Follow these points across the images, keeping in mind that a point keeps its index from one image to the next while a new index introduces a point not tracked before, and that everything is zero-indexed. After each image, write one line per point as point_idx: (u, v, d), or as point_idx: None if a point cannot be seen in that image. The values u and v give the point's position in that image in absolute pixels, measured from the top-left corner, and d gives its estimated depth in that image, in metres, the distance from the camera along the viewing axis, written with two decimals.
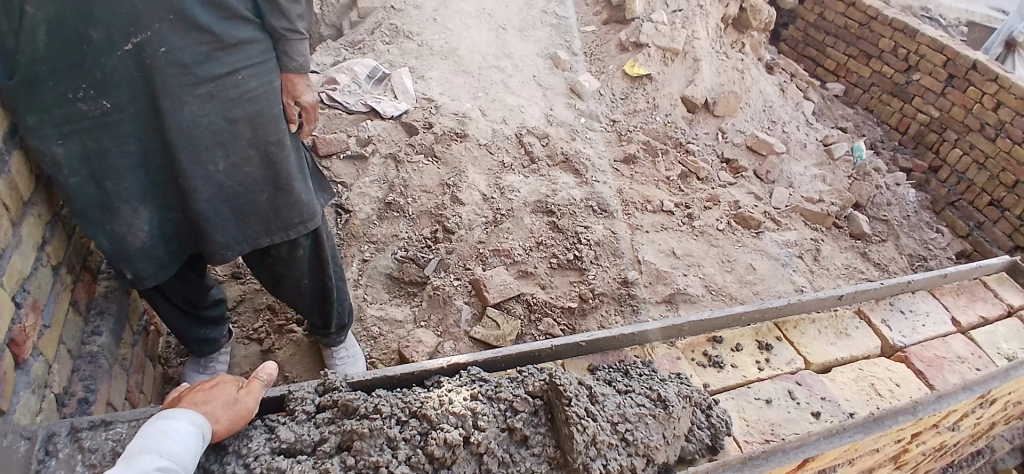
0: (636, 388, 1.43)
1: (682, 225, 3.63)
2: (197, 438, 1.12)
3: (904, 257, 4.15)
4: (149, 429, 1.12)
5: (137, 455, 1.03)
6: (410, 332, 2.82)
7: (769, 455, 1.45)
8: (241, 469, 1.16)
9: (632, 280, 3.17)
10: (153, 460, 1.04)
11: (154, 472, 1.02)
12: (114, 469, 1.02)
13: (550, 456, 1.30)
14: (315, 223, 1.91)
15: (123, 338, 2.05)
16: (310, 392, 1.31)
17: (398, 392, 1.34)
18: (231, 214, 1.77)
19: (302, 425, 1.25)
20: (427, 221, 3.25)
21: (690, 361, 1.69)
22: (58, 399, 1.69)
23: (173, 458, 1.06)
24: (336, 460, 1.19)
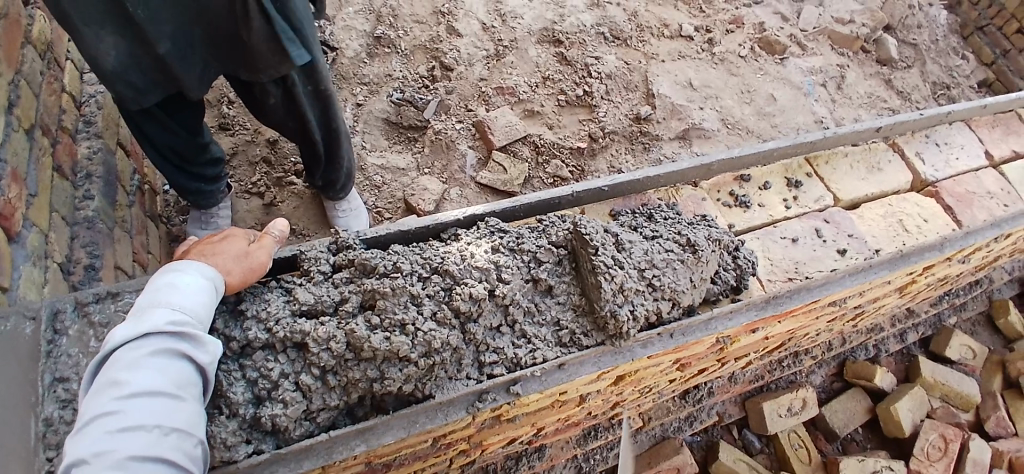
0: (664, 233, 1.35)
1: (701, 52, 3.32)
2: (206, 290, 1.09)
3: (928, 86, 3.84)
4: (158, 279, 1.09)
5: (147, 308, 1.02)
6: (415, 180, 2.72)
7: (792, 294, 1.45)
8: (264, 335, 1.11)
9: (646, 116, 3.00)
10: (164, 312, 1.02)
11: (167, 326, 1.01)
12: (127, 321, 1.01)
13: (574, 306, 1.27)
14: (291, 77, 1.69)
15: (119, 200, 1.98)
16: (323, 251, 1.24)
17: (413, 248, 1.26)
18: (189, 45, 1.60)
19: (320, 286, 1.19)
20: (422, 57, 2.96)
21: (715, 203, 1.60)
22: (63, 267, 1.69)
23: (187, 312, 1.05)
24: (361, 320, 1.14)
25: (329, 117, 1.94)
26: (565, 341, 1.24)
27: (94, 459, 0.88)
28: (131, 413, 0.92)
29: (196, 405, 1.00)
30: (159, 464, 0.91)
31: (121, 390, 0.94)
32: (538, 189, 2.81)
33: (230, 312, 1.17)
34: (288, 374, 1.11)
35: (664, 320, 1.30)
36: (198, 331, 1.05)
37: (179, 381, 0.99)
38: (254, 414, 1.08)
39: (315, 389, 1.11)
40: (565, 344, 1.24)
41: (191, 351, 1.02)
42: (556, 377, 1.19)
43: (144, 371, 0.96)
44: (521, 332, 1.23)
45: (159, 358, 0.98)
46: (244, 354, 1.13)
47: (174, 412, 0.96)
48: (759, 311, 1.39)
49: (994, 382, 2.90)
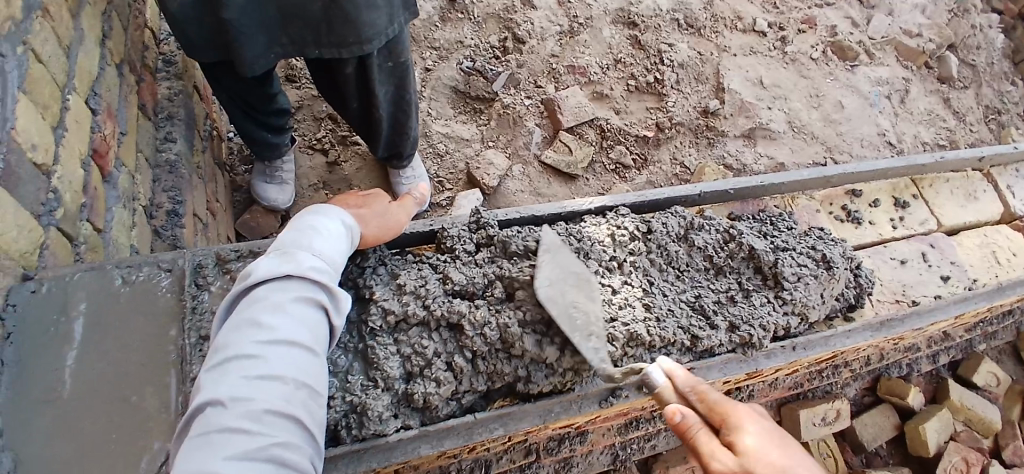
0: (798, 246, 1.34)
1: (773, 50, 3.22)
2: (344, 242, 1.05)
3: (981, 109, 3.60)
4: (297, 221, 1.05)
5: (292, 250, 0.97)
6: (479, 153, 2.66)
7: (905, 317, 1.43)
8: (423, 311, 1.09)
9: (713, 111, 2.92)
10: (307, 258, 0.98)
11: (310, 273, 0.96)
12: (269, 260, 0.96)
13: (706, 310, 1.23)
14: (372, 48, 1.69)
15: (195, 145, 1.95)
16: (465, 230, 1.22)
17: (549, 234, 1.25)
18: (258, 22, 1.64)
19: (467, 266, 1.18)
20: (494, 26, 2.86)
21: (829, 216, 1.57)
22: (147, 211, 1.66)
23: (327, 260, 1.00)
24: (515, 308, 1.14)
25: (404, 92, 2.01)
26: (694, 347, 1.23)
27: (232, 402, 0.83)
28: (272, 360, 0.87)
29: (326, 363, 0.95)
30: (293, 420, 0.86)
31: (263, 333, 0.89)
32: (599, 174, 2.75)
33: (391, 286, 1.14)
34: (440, 353, 1.09)
35: (790, 334, 1.29)
36: (335, 284, 1.00)
37: (315, 334, 0.94)
38: (406, 390, 1.07)
39: (464, 370, 1.10)
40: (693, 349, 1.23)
41: (328, 303, 0.97)
42: (683, 380, 1.18)
43: (285, 318, 0.91)
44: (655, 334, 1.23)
45: (300, 306, 0.93)
46: (398, 328, 1.11)
47: (310, 366, 0.91)
48: (875, 333, 1.36)
49: (1013, 411, 2.79)
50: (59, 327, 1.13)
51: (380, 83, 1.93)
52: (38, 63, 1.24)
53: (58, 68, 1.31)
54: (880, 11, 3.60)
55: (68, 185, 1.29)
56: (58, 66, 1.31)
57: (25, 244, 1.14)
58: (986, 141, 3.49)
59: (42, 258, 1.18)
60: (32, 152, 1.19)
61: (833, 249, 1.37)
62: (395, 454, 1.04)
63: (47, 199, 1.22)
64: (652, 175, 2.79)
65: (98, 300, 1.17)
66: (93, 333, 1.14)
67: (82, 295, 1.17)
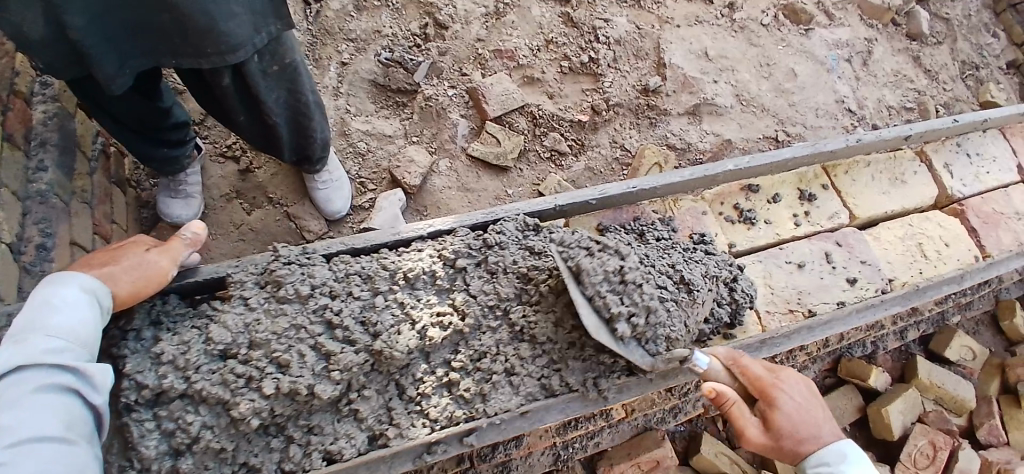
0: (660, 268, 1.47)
1: (720, 18, 3.03)
2: (85, 310, 1.15)
3: (956, 64, 3.36)
4: (31, 300, 1.13)
5: (24, 338, 1.05)
6: (402, 150, 2.55)
7: (792, 331, 1.56)
8: (181, 384, 1.23)
9: (654, 89, 2.77)
10: (40, 344, 1.05)
11: (48, 358, 1.04)
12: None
13: (568, 328, 1.41)
14: (236, 59, 1.58)
15: (77, 169, 1.91)
16: (248, 276, 1.37)
17: (376, 260, 1.42)
18: (106, 36, 1.51)
19: (233, 322, 1.30)
20: (414, 12, 2.71)
21: (717, 218, 1.72)
22: (12, 247, 1.63)
23: (65, 334, 1.09)
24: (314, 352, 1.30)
25: (297, 98, 1.88)
26: (554, 360, 1.42)
27: None
28: (16, 465, 0.92)
29: (88, 444, 1.04)
30: None
31: (2, 439, 0.94)
32: (533, 163, 2.64)
33: (146, 356, 1.26)
34: (208, 425, 1.24)
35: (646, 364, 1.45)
36: (82, 363, 1.08)
37: (68, 421, 1.02)
38: (171, 467, 1.23)
39: (235, 448, 1.27)
40: (512, 374, 1.40)
41: (78, 385, 1.06)
42: (518, 424, 1.35)
43: (28, 413, 0.98)
44: (503, 365, 1.40)
45: (43, 396, 1.01)
46: (158, 403, 1.24)
47: (65, 455, 0.98)
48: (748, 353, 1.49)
49: (991, 387, 2.51)
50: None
51: (266, 90, 1.81)
52: None
53: None
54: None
55: None
56: None
57: None
58: (960, 100, 3.26)
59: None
60: None
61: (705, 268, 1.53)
62: None
63: None
64: (590, 161, 2.67)
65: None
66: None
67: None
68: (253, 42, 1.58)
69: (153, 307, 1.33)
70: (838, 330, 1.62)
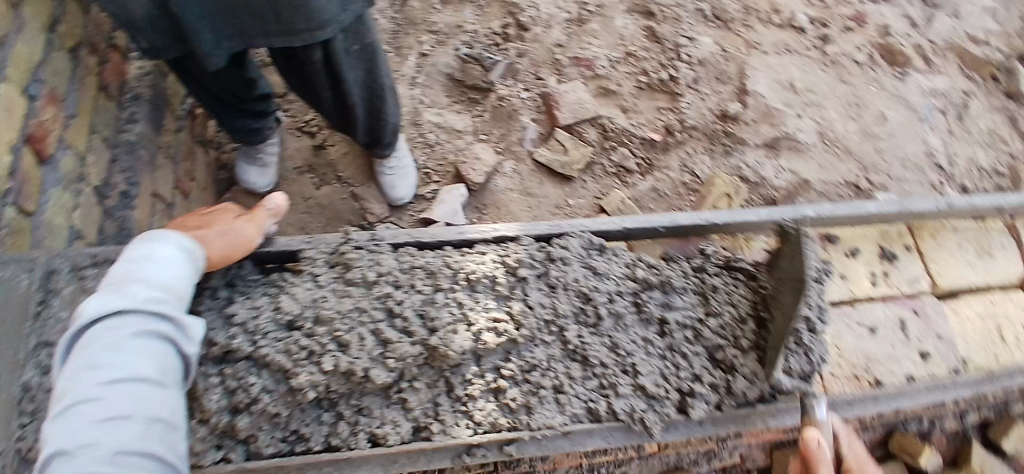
0: (726, 310, 1.45)
1: (811, 50, 2.89)
2: (181, 266, 1.22)
3: None
4: (135, 252, 1.21)
5: (125, 284, 1.12)
6: (469, 146, 2.56)
7: (862, 399, 1.46)
8: (247, 346, 1.27)
9: (733, 115, 2.67)
10: (140, 293, 1.12)
11: (147, 305, 1.11)
12: (102, 299, 1.10)
13: (623, 354, 1.37)
14: (325, 35, 1.62)
15: (166, 125, 1.98)
16: (321, 253, 1.42)
17: (442, 254, 1.45)
18: (207, 15, 1.59)
19: (304, 292, 1.36)
20: (498, 11, 2.73)
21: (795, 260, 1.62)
22: (99, 191, 1.68)
23: (166, 289, 1.17)
24: (373, 334, 1.32)
25: (375, 78, 1.92)
26: (604, 384, 1.34)
27: (78, 448, 0.94)
28: (115, 400, 0.99)
29: (177, 390, 1.09)
30: (144, 455, 0.97)
31: (103, 375, 1.01)
32: (599, 176, 2.59)
33: (219, 315, 1.33)
34: (269, 389, 1.26)
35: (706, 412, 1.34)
36: (177, 314, 1.15)
37: (161, 366, 1.08)
38: (227, 423, 1.23)
39: (290, 415, 1.26)
40: (559, 391, 1.33)
41: (171, 334, 1.12)
42: (559, 444, 1.28)
43: (126, 355, 1.04)
44: (552, 382, 1.34)
45: (140, 340, 1.07)
46: (224, 361, 1.28)
47: (156, 397, 1.04)
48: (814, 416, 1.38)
49: None
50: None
51: (347, 69, 1.85)
52: None
53: None
54: (942, 12, 3.14)
55: None
56: None
57: None
58: None
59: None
60: None
61: (807, 301, 1.38)
62: None
63: None
64: (657, 182, 2.59)
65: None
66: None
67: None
68: (342, 18, 1.63)
69: (231, 271, 1.38)
70: (908, 404, 1.50)
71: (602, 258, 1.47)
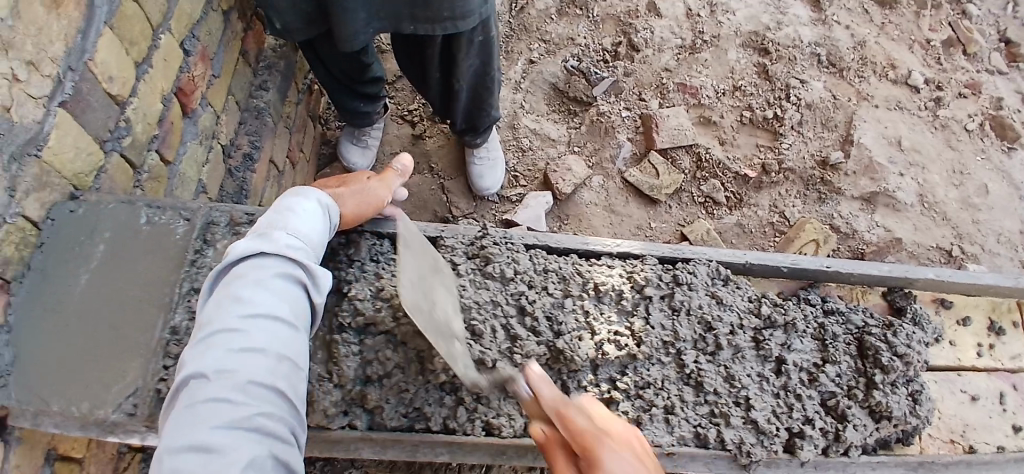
0: (845, 363, 1.43)
1: (923, 109, 2.77)
2: (320, 220, 1.24)
3: None
4: (282, 200, 1.25)
5: (272, 228, 1.16)
6: (561, 156, 2.58)
7: (957, 464, 1.44)
8: (391, 321, 1.31)
9: (834, 163, 2.59)
10: (283, 238, 1.16)
11: (286, 250, 1.13)
12: (251, 237, 1.14)
13: (739, 387, 1.37)
14: (467, 24, 1.68)
15: (289, 96, 2.07)
16: (460, 243, 1.42)
17: (574, 261, 1.46)
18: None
19: (446, 275, 1.37)
20: (611, 29, 2.75)
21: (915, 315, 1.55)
22: (226, 150, 1.76)
23: (306, 237, 1.19)
24: (519, 327, 1.35)
25: (487, 65, 1.94)
26: (715, 412, 1.35)
27: (215, 375, 0.97)
28: (251, 336, 1.02)
29: (306, 334, 1.11)
30: (272, 393, 1.00)
31: (243, 310, 1.04)
32: (685, 204, 2.58)
33: (370, 285, 1.36)
34: (400, 366, 1.32)
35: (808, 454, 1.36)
36: (314, 263, 1.17)
37: (294, 310, 1.10)
38: (361, 390, 1.30)
39: (416, 393, 1.32)
40: (671, 412, 1.34)
41: (307, 281, 1.14)
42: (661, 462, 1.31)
43: (265, 293, 1.07)
44: (665, 402, 1.35)
45: (279, 282, 1.10)
46: (365, 331, 1.33)
47: (288, 339, 1.06)
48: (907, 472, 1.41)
49: None
50: (85, 246, 1.20)
51: (465, 55, 1.87)
52: (134, 2, 1.27)
53: (155, 8, 1.34)
54: None
55: (142, 117, 1.34)
56: (154, 9, 1.34)
57: (83, 166, 1.22)
58: None
59: (97, 180, 1.26)
60: (109, 83, 1.24)
61: (913, 361, 1.44)
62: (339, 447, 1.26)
63: (117, 127, 1.28)
64: (743, 218, 2.56)
65: (127, 231, 1.25)
66: (109, 262, 1.21)
67: (107, 227, 1.23)
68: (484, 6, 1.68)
69: (374, 246, 1.42)
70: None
71: (724, 289, 1.45)
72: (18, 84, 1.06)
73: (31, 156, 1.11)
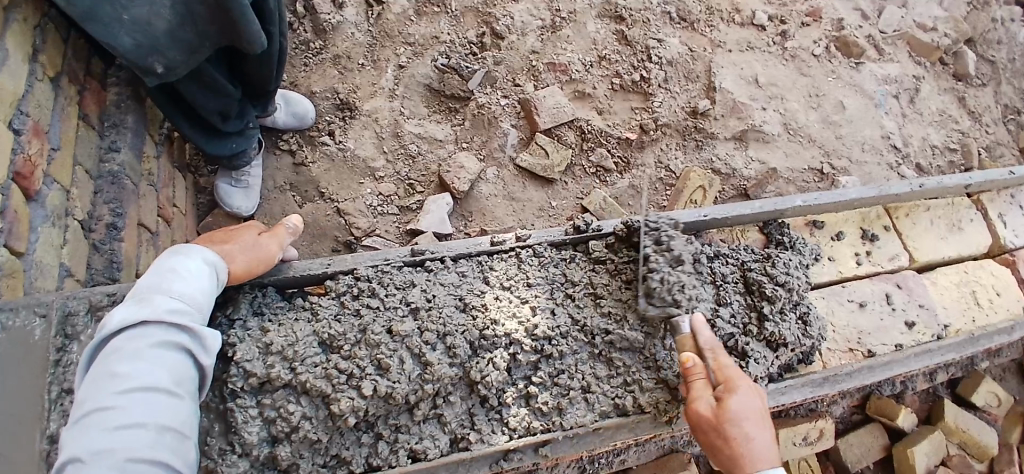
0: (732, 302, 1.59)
1: (771, 45, 3.02)
2: (207, 278, 1.27)
3: (1000, 106, 3.26)
4: (161, 262, 1.25)
5: (150, 295, 1.18)
6: (452, 155, 2.59)
7: (857, 371, 1.68)
8: (287, 375, 1.32)
9: (703, 111, 2.77)
10: (164, 303, 1.18)
11: (167, 317, 1.16)
12: (128, 308, 1.16)
13: (647, 352, 1.51)
14: None
15: (145, 151, 1.93)
16: (350, 281, 1.47)
17: (478, 266, 1.56)
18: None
19: (343, 321, 1.41)
20: (473, 21, 2.76)
21: (793, 239, 1.76)
22: (84, 225, 1.65)
23: (186, 297, 1.21)
24: (437, 348, 1.41)
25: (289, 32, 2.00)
26: (628, 381, 1.49)
27: (91, 456, 1.01)
28: (129, 410, 1.06)
29: (191, 400, 1.15)
30: (155, 464, 1.05)
31: (121, 385, 1.07)
32: (578, 177, 2.67)
33: (254, 345, 1.34)
34: (308, 417, 1.32)
35: None
36: (195, 325, 1.20)
37: (176, 376, 1.14)
38: (269, 452, 1.31)
39: (329, 441, 1.35)
40: (589, 391, 1.46)
41: (189, 345, 1.18)
42: (587, 440, 1.42)
43: (142, 364, 1.11)
44: (581, 383, 1.47)
45: (159, 352, 1.13)
46: (261, 390, 1.32)
47: (170, 406, 1.11)
48: (814, 389, 1.61)
49: (1012, 437, 2.31)
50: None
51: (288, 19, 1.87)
52: None
53: None
54: (892, 2, 3.26)
55: None
56: None
57: None
58: (1001, 144, 3.17)
59: None
60: None
61: (796, 290, 1.62)
62: None
63: None
64: (635, 179, 2.69)
65: None
66: None
67: None
68: None
69: (256, 298, 1.43)
70: (897, 370, 1.73)
71: (614, 262, 1.59)
72: None
73: None
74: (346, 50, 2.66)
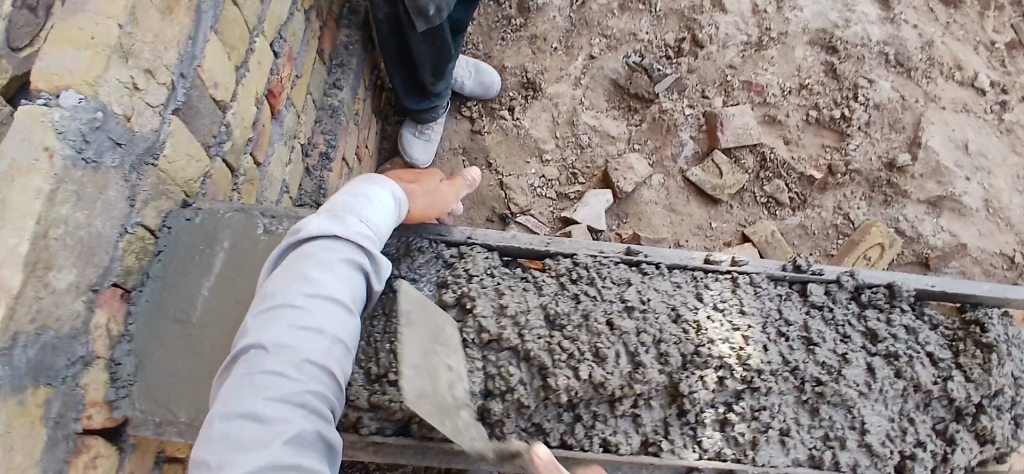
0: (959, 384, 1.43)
1: (987, 113, 2.66)
2: (390, 212, 1.25)
3: None
4: (356, 186, 1.24)
5: (347, 214, 1.16)
6: (621, 154, 2.54)
7: None
8: (515, 339, 1.32)
9: (902, 165, 2.48)
10: (356, 224, 1.16)
11: (357, 236, 1.14)
12: (325, 218, 1.14)
13: (855, 410, 1.40)
14: None
15: (358, 93, 2.05)
16: (564, 264, 1.46)
17: (689, 279, 1.49)
18: None
19: (564, 300, 1.40)
20: (674, 24, 2.69)
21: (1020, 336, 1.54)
22: (303, 149, 1.79)
23: (374, 225, 1.19)
24: (648, 352, 1.36)
25: None
26: (830, 436, 1.38)
27: (274, 347, 0.98)
28: (314, 314, 1.03)
29: (360, 320, 1.11)
30: (325, 371, 1.01)
31: (310, 288, 1.05)
32: (746, 204, 2.52)
33: (491, 303, 1.37)
34: (524, 382, 1.31)
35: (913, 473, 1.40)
36: (377, 251, 1.17)
37: (354, 294, 1.11)
38: (482, 404, 1.30)
39: (535, 408, 1.32)
40: (787, 435, 1.37)
41: (369, 269, 1.14)
42: None
43: (331, 274, 1.08)
44: (781, 425, 1.37)
45: (345, 266, 1.10)
46: (488, 346, 1.34)
47: (345, 321, 1.07)
48: None
49: None
50: (202, 257, 1.24)
51: None
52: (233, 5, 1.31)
53: (251, 10, 1.38)
54: None
55: (240, 120, 1.41)
56: (250, 10, 1.38)
57: (193, 173, 1.27)
58: None
59: (204, 186, 1.32)
60: (214, 89, 1.29)
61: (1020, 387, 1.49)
62: (458, 459, 1.29)
63: (219, 131, 1.33)
64: (807, 219, 2.50)
65: (240, 242, 1.27)
66: (226, 272, 1.24)
67: (226, 235, 1.27)
68: None
69: (487, 259, 1.45)
70: None
71: (833, 312, 1.49)
72: (137, 93, 1.09)
73: (150, 165, 1.15)
74: (544, 32, 2.68)
